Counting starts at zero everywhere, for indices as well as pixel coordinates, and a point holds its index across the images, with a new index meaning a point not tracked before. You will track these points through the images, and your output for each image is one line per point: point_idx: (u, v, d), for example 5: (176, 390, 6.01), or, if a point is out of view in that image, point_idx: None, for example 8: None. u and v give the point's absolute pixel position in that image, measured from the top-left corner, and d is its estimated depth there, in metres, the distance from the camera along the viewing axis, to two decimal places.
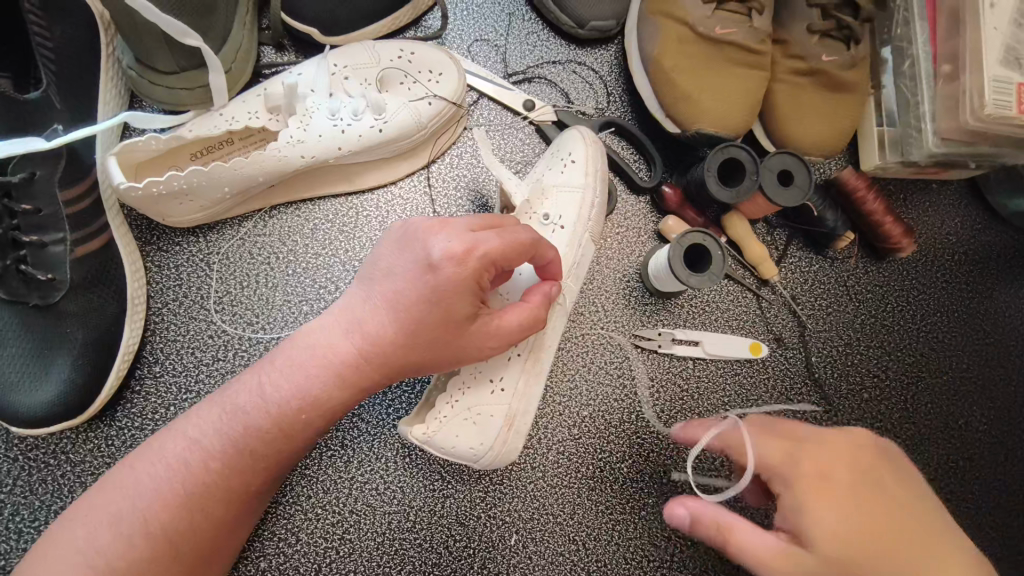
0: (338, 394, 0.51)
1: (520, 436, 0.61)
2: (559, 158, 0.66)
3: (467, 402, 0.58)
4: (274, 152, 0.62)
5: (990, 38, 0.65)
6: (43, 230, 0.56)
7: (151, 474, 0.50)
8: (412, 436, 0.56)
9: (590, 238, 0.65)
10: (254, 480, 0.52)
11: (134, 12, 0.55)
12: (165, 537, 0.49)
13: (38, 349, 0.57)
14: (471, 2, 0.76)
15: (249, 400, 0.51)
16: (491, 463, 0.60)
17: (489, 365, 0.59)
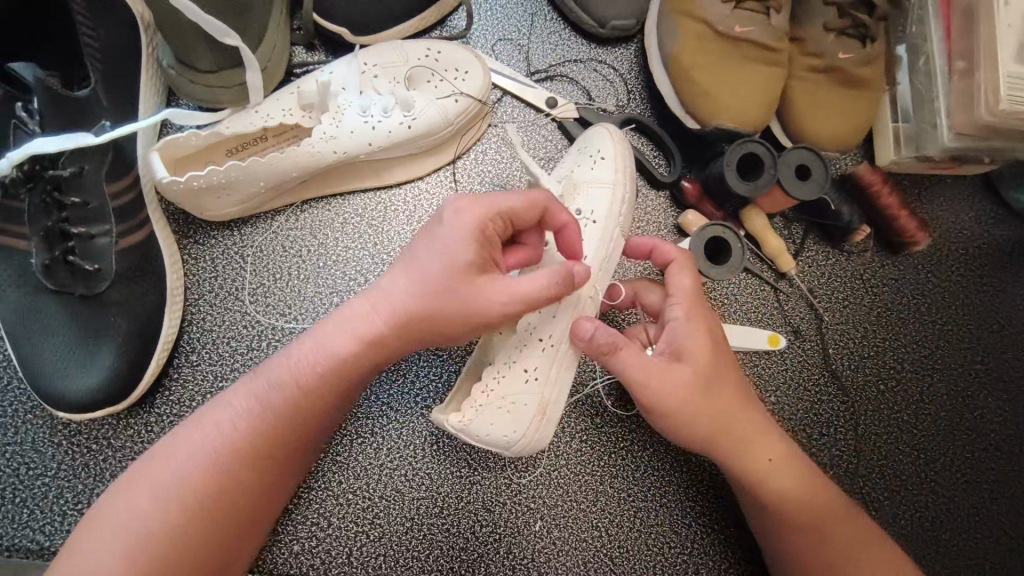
0: (367, 363, 0.54)
1: (553, 424, 0.60)
2: (589, 155, 0.66)
3: (502, 390, 0.58)
4: (308, 147, 0.64)
5: (1004, 34, 0.66)
6: (89, 222, 0.59)
7: (189, 448, 0.52)
8: (449, 425, 0.57)
9: (621, 231, 0.64)
10: (278, 448, 0.53)
11: (177, 13, 0.58)
12: (197, 503, 0.50)
13: (84, 337, 0.59)
14: (494, 2, 0.78)
15: (283, 374, 0.54)
16: (524, 451, 0.59)
17: (520, 354, 0.59)
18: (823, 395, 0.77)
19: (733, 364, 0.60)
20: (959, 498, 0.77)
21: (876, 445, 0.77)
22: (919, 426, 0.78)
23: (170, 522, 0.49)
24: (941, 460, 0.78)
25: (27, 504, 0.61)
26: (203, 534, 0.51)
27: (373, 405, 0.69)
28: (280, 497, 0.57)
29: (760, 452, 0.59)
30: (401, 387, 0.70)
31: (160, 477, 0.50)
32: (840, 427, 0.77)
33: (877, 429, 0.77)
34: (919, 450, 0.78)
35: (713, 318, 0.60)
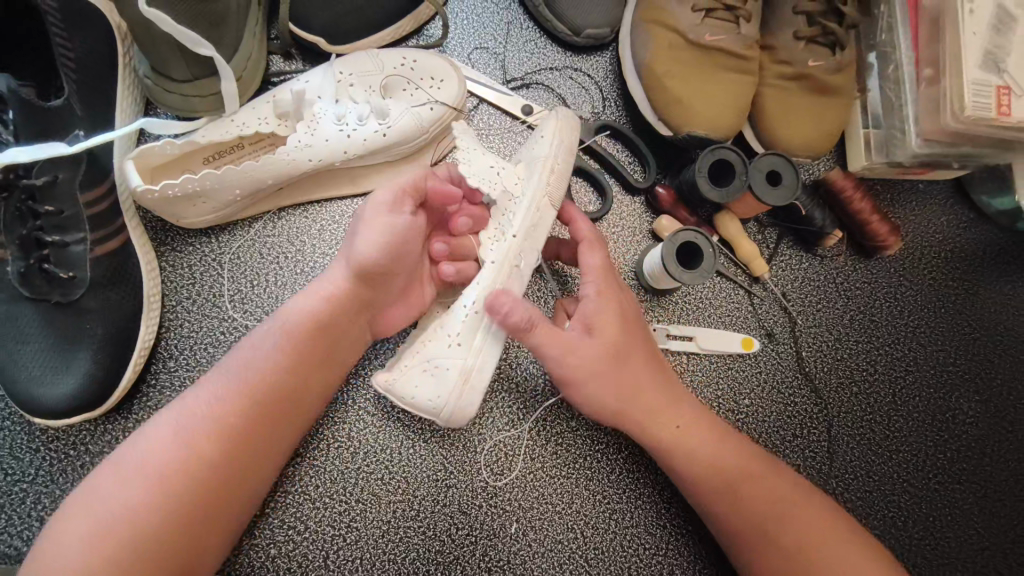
0: (319, 327, 0.59)
1: (477, 395, 0.60)
2: (533, 135, 0.67)
3: (425, 353, 0.59)
4: (284, 156, 0.65)
5: (969, 43, 0.68)
6: (64, 230, 0.59)
7: (158, 431, 0.55)
8: (378, 382, 0.59)
9: (548, 203, 0.63)
10: (243, 412, 0.56)
11: (151, 25, 0.59)
12: (158, 477, 0.52)
13: (59, 343, 0.59)
14: (470, 11, 0.79)
15: (245, 349, 0.59)
16: (452, 417, 0.60)
17: (447, 320, 0.60)
18: (797, 397, 0.78)
19: (641, 337, 0.63)
20: (933, 498, 0.78)
21: (849, 447, 0.78)
22: (892, 428, 0.79)
23: (140, 499, 0.51)
24: (915, 461, 0.78)
25: (5, 510, 0.62)
26: (173, 513, 0.52)
27: (349, 410, 0.70)
28: (258, 486, 0.58)
29: (674, 420, 0.63)
30: (378, 392, 0.71)
31: (132, 459, 0.53)
32: (814, 429, 0.78)
33: (851, 431, 0.78)
34: (893, 451, 0.79)
35: (621, 295, 0.64)
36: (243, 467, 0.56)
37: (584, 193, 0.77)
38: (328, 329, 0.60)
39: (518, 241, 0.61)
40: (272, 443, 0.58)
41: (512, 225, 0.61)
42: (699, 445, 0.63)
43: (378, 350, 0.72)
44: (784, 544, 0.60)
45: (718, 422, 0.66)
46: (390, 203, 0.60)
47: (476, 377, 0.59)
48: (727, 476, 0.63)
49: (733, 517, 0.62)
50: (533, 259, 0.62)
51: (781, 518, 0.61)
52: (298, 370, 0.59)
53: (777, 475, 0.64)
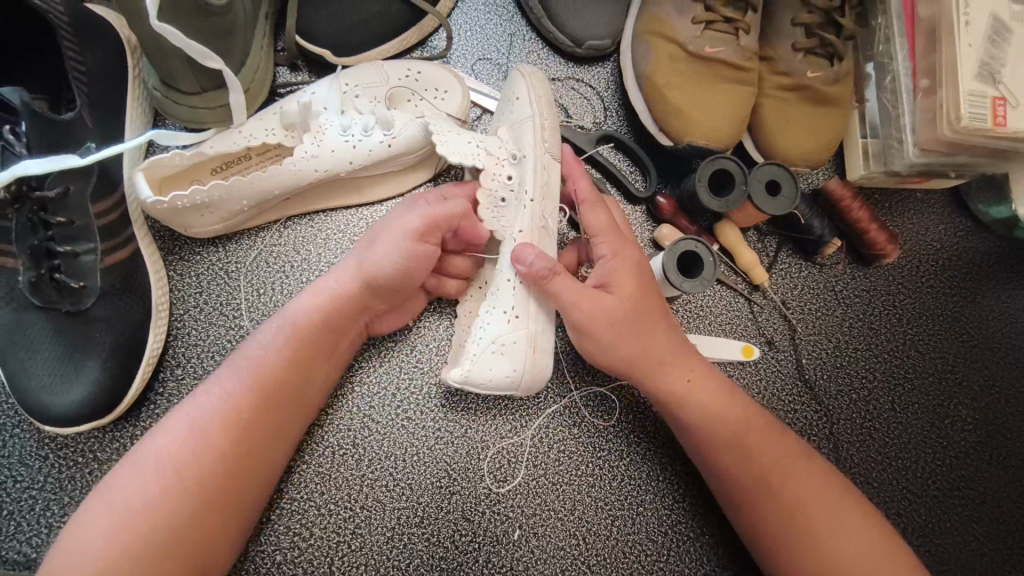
0: (326, 327, 0.61)
1: (548, 354, 0.64)
2: (509, 101, 0.68)
3: (490, 334, 0.62)
4: (290, 166, 0.66)
5: (966, 54, 0.69)
6: (74, 241, 0.60)
7: (171, 429, 0.55)
8: (452, 379, 0.61)
9: (552, 156, 0.66)
10: (256, 403, 0.57)
11: (161, 40, 0.60)
12: (176, 469, 0.53)
13: (69, 352, 0.60)
14: (473, 23, 0.80)
15: (252, 345, 0.60)
16: (530, 386, 0.63)
17: (501, 298, 0.63)
18: (797, 404, 0.79)
19: (654, 292, 0.65)
20: (932, 505, 0.78)
21: (850, 454, 0.79)
22: (891, 435, 0.80)
23: (158, 493, 0.52)
24: (913, 468, 0.79)
25: (15, 516, 0.63)
26: (193, 503, 0.53)
27: (355, 417, 0.71)
28: (269, 477, 0.59)
29: (683, 366, 0.64)
30: (382, 399, 0.72)
31: (145, 457, 0.53)
32: (814, 436, 0.78)
33: (851, 437, 0.79)
34: (893, 458, 0.79)
35: (631, 252, 0.65)
36: (255, 458, 0.57)
37: None
38: (334, 329, 0.62)
39: (537, 203, 0.64)
40: (281, 432, 0.60)
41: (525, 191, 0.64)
42: (707, 391, 0.63)
43: (382, 358, 0.73)
44: (788, 498, 0.60)
45: (727, 381, 0.66)
46: (418, 231, 0.62)
47: (541, 338, 0.63)
48: (736, 431, 0.62)
49: (740, 471, 0.62)
50: (555, 212, 0.66)
51: (785, 474, 0.61)
52: (303, 366, 0.60)
53: (783, 438, 0.63)
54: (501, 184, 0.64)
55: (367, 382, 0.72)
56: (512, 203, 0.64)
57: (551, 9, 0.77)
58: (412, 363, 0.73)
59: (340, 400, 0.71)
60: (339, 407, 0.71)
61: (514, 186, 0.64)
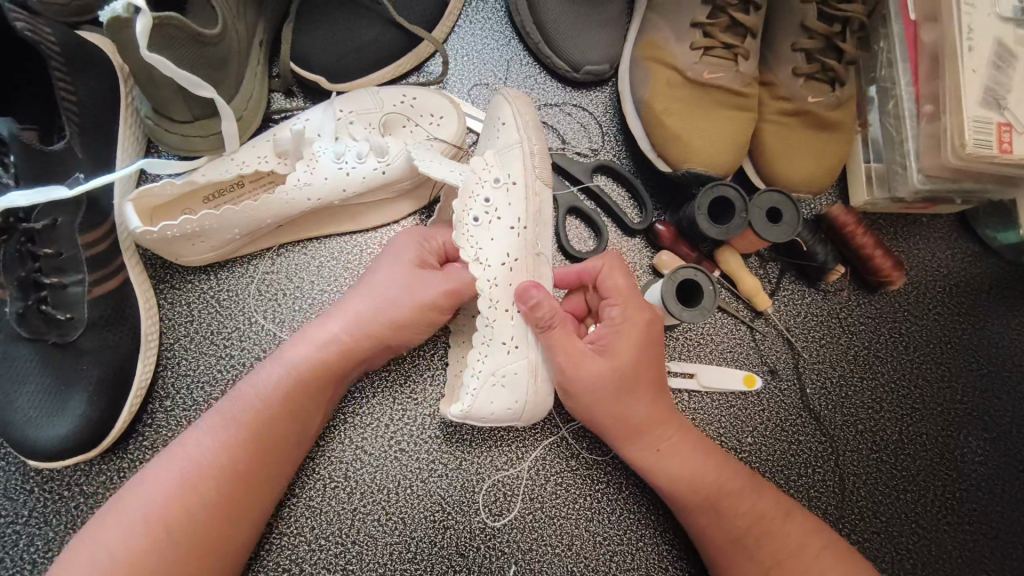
0: (323, 372, 0.59)
1: (549, 382, 0.63)
2: (493, 127, 0.67)
3: (490, 367, 0.60)
4: (282, 194, 0.65)
5: (970, 80, 0.68)
6: (62, 272, 0.60)
7: (160, 478, 0.54)
8: (453, 416, 0.60)
9: (542, 183, 0.65)
10: (246, 455, 0.56)
11: (152, 69, 0.59)
12: (163, 523, 0.52)
13: (56, 385, 0.59)
14: (470, 48, 0.80)
15: (248, 390, 0.58)
16: (533, 413, 0.63)
17: (497, 331, 0.60)
18: (801, 435, 0.77)
19: (657, 359, 0.63)
20: (942, 540, 0.76)
21: (856, 487, 0.76)
22: (898, 467, 0.78)
23: (140, 546, 0.51)
24: (922, 501, 0.77)
25: None
26: (179, 557, 0.52)
27: (346, 450, 0.69)
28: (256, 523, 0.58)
29: (662, 426, 0.63)
30: (375, 430, 0.70)
31: (134, 504, 0.53)
32: (819, 469, 0.76)
33: (857, 470, 0.77)
34: (900, 491, 0.77)
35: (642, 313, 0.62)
36: (243, 507, 0.56)
37: (579, 232, 0.77)
38: (331, 377, 0.60)
39: (529, 230, 0.62)
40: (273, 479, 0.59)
41: (515, 216, 0.61)
42: (680, 453, 0.63)
43: (375, 387, 0.71)
44: (762, 557, 0.61)
45: (703, 442, 0.65)
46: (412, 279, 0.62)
47: (543, 364, 0.62)
48: (706, 496, 0.62)
49: (712, 533, 0.62)
50: (547, 237, 0.65)
51: (770, 531, 0.61)
52: (297, 412, 0.59)
53: (766, 494, 0.63)
54: (485, 211, 0.61)
55: (360, 412, 0.70)
56: (485, 225, 0.60)
57: (548, 34, 0.76)
58: (407, 392, 0.72)
59: (332, 431, 0.70)
60: (330, 438, 0.70)
61: (497, 209, 0.61)
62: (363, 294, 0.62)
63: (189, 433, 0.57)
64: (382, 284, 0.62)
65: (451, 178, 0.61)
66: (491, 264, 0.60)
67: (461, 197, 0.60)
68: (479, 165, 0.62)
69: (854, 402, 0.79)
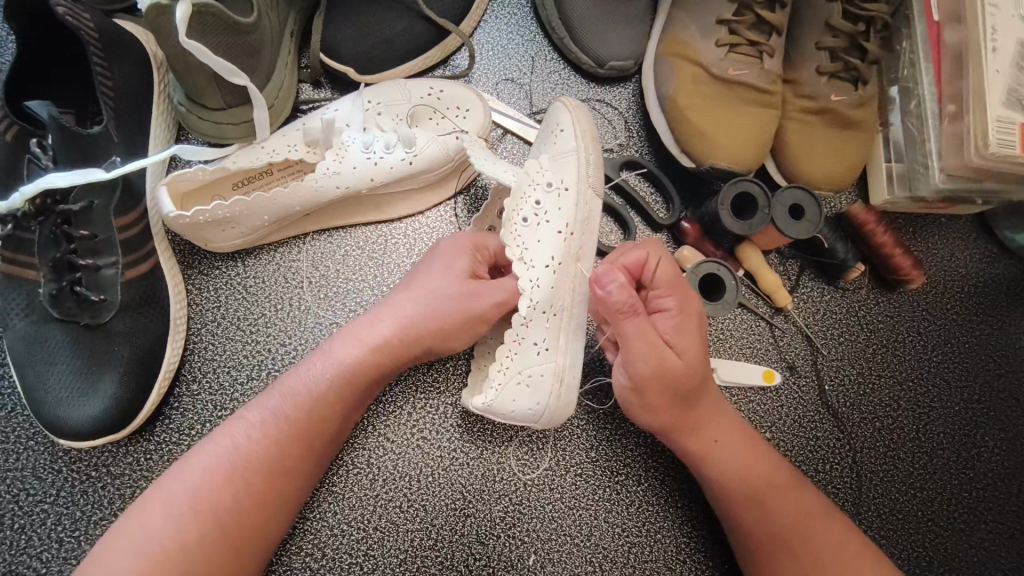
0: (369, 371, 0.59)
1: (573, 388, 0.64)
2: (551, 132, 0.67)
3: (517, 366, 0.61)
4: (312, 183, 0.65)
5: (993, 81, 0.68)
6: (97, 254, 0.61)
7: (206, 467, 0.54)
8: (474, 407, 0.61)
9: (595, 193, 0.65)
10: (292, 451, 0.57)
11: (188, 56, 0.60)
12: (209, 516, 0.52)
13: (87, 366, 0.60)
14: (496, 42, 0.81)
15: (296, 388, 0.58)
16: (551, 419, 0.63)
17: (530, 330, 0.61)
18: (819, 432, 0.77)
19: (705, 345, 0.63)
20: (958, 538, 0.76)
21: (873, 484, 0.77)
22: (915, 465, 0.78)
23: (187, 536, 0.51)
24: (939, 499, 0.77)
25: (26, 530, 0.62)
26: (224, 548, 0.53)
27: (370, 437, 0.70)
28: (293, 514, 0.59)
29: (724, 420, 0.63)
30: (398, 419, 0.71)
31: (180, 493, 0.53)
32: (837, 465, 0.77)
33: (874, 467, 0.77)
34: (917, 489, 0.77)
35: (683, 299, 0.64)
36: (283, 504, 0.57)
37: (607, 227, 0.78)
38: (378, 375, 0.60)
39: (576, 237, 0.63)
40: (313, 471, 0.59)
41: (563, 220, 0.62)
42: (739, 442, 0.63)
43: (398, 377, 0.72)
44: (803, 555, 0.60)
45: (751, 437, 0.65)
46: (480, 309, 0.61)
47: (568, 372, 0.63)
48: (759, 497, 0.62)
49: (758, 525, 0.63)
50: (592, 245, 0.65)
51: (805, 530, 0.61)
52: (341, 411, 0.59)
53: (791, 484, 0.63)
54: (534, 213, 0.62)
55: (383, 400, 0.71)
56: (533, 227, 0.62)
57: (575, 30, 0.77)
58: (429, 382, 0.72)
59: (355, 418, 0.70)
60: (355, 424, 0.70)
61: (547, 214, 0.62)
62: (413, 306, 0.61)
63: (235, 423, 0.57)
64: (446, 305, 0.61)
65: (505, 177, 0.62)
66: (535, 265, 0.61)
67: (514, 195, 0.61)
68: (533, 169, 0.63)
69: (873, 400, 0.79)
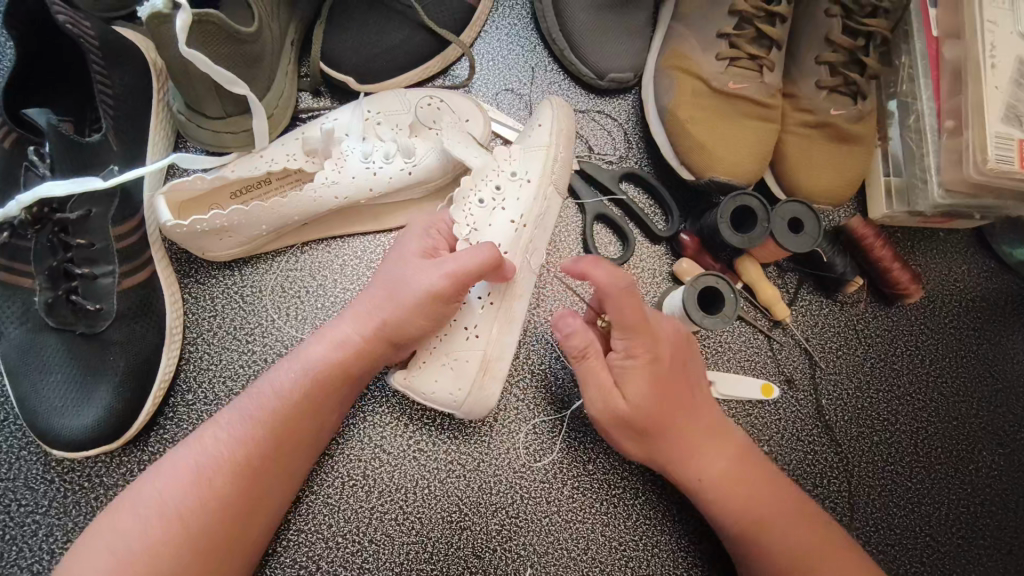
0: (338, 370, 0.58)
1: (498, 381, 0.63)
2: (530, 125, 0.68)
3: (446, 348, 0.62)
4: (310, 193, 0.65)
5: (992, 97, 0.68)
6: (94, 263, 0.60)
7: (176, 466, 0.54)
8: (396, 382, 0.62)
9: (555, 187, 0.66)
10: (259, 449, 0.55)
11: (188, 65, 0.60)
12: (178, 515, 0.51)
13: (82, 375, 0.59)
14: (497, 53, 0.81)
15: (263, 386, 0.58)
16: (471, 411, 0.63)
17: (462, 313, 0.63)
18: (817, 446, 0.77)
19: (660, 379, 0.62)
20: (955, 554, 0.76)
21: (870, 498, 0.77)
22: (912, 479, 0.78)
23: (156, 535, 0.50)
24: (936, 514, 0.77)
25: (17, 541, 0.61)
26: (195, 548, 0.51)
27: (365, 448, 0.69)
28: (272, 517, 0.58)
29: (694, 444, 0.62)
30: (394, 429, 0.70)
31: (152, 494, 0.52)
32: (834, 478, 0.76)
33: (871, 482, 0.77)
34: (914, 503, 0.77)
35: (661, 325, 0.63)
36: (257, 510, 0.56)
37: (606, 240, 0.78)
38: (349, 373, 0.59)
39: (526, 230, 0.64)
40: (286, 472, 0.58)
41: (517, 211, 0.63)
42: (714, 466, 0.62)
43: (395, 388, 0.71)
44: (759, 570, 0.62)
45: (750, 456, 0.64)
46: (442, 292, 0.58)
47: (497, 363, 0.62)
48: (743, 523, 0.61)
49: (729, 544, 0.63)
50: (542, 241, 0.66)
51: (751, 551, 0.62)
52: (311, 409, 0.58)
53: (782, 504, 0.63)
54: (490, 198, 0.63)
55: (379, 410, 0.71)
56: (488, 210, 0.63)
57: (575, 42, 0.77)
58: None
59: (352, 429, 0.70)
60: (350, 436, 0.70)
61: (504, 200, 0.63)
62: (379, 290, 0.60)
63: (208, 424, 0.57)
64: (409, 280, 0.59)
65: (470, 159, 0.65)
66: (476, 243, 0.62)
67: (477, 177, 0.63)
68: (502, 156, 0.65)
69: (871, 413, 0.79)
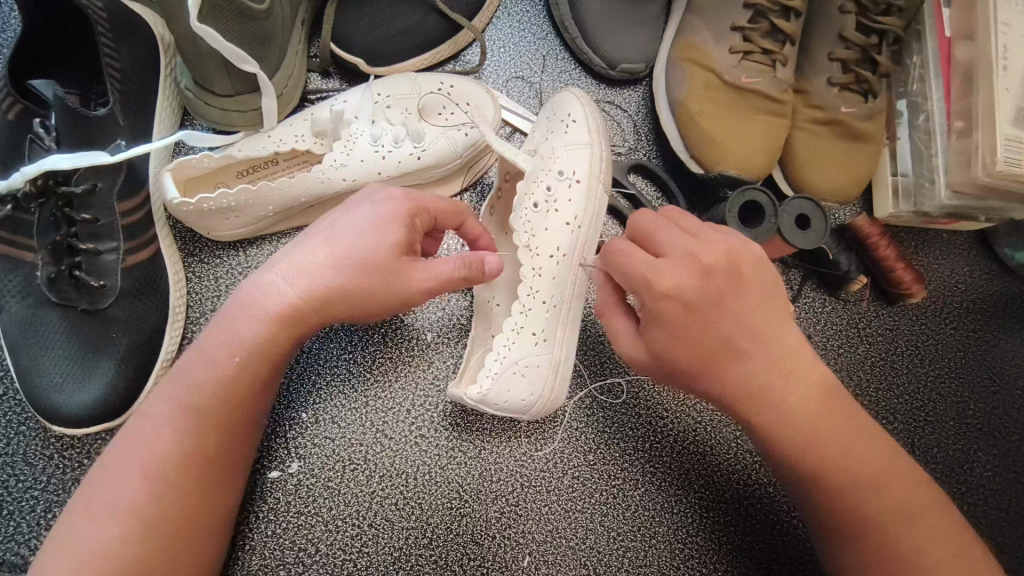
0: (276, 337, 0.54)
1: (566, 379, 0.65)
2: (561, 121, 0.67)
3: (513, 357, 0.61)
4: (319, 174, 0.65)
5: (1003, 99, 0.68)
6: (98, 238, 0.60)
7: (125, 458, 0.52)
8: (471, 394, 0.60)
9: (603, 188, 0.65)
10: (206, 437, 0.53)
11: (199, 39, 0.59)
12: (133, 512, 0.50)
13: (83, 351, 0.59)
14: (508, 39, 0.80)
15: (202, 363, 0.53)
16: (540, 411, 0.63)
17: (529, 320, 0.62)
18: None
19: (721, 310, 0.54)
20: None
21: None
22: None
23: (118, 534, 0.49)
24: None
25: (14, 517, 0.61)
26: (160, 541, 0.50)
27: (366, 431, 0.69)
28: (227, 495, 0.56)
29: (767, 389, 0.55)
30: (395, 415, 0.70)
31: (110, 488, 0.51)
32: None
33: None
34: None
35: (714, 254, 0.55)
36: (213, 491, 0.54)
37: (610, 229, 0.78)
38: (293, 337, 0.55)
39: (584, 231, 0.64)
40: (232, 450, 0.56)
41: (573, 213, 0.63)
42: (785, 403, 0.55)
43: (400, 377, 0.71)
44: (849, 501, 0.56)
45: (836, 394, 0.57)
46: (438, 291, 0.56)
47: (563, 363, 0.64)
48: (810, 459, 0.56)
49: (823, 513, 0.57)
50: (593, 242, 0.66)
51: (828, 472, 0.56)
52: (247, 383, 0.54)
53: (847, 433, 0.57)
54: (544, 198, 0.62)
55: (383, 398, 0.71)
56: (544, 212, 0.62)
57: (587, 30, 0.76)
58: (428, 381, 0.72)
59: (353, 414, 0.70)
60: (351, 423, 0.70)
61: (558, 202, 0.63)
62: (313, 256, 0.55)
63: (147, 408, 0.54)
64: (385, 264, 0.55)
65: (522, 163, 0.61)
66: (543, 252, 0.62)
67: (529, 179, 0.62)
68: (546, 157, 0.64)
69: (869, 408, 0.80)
